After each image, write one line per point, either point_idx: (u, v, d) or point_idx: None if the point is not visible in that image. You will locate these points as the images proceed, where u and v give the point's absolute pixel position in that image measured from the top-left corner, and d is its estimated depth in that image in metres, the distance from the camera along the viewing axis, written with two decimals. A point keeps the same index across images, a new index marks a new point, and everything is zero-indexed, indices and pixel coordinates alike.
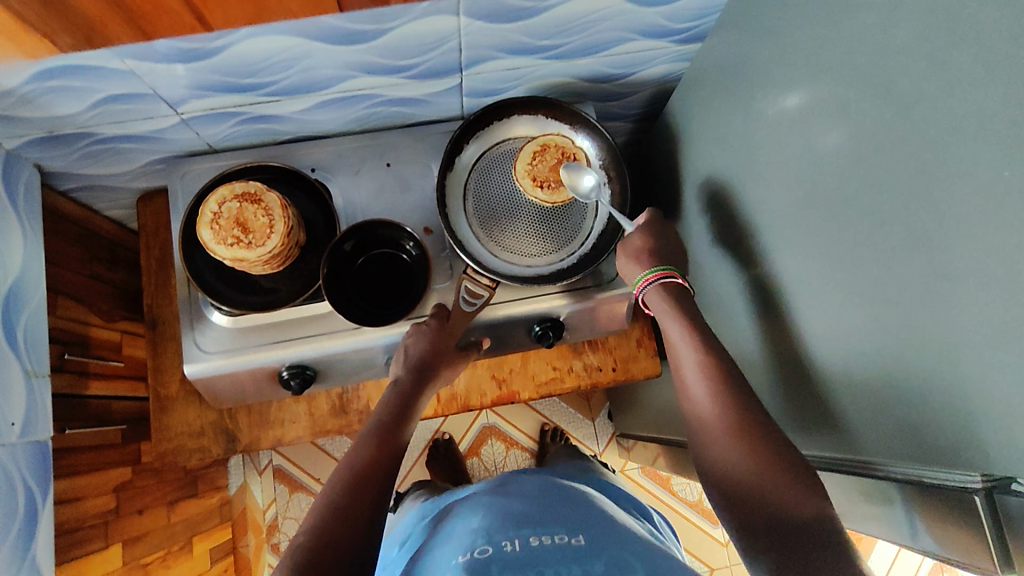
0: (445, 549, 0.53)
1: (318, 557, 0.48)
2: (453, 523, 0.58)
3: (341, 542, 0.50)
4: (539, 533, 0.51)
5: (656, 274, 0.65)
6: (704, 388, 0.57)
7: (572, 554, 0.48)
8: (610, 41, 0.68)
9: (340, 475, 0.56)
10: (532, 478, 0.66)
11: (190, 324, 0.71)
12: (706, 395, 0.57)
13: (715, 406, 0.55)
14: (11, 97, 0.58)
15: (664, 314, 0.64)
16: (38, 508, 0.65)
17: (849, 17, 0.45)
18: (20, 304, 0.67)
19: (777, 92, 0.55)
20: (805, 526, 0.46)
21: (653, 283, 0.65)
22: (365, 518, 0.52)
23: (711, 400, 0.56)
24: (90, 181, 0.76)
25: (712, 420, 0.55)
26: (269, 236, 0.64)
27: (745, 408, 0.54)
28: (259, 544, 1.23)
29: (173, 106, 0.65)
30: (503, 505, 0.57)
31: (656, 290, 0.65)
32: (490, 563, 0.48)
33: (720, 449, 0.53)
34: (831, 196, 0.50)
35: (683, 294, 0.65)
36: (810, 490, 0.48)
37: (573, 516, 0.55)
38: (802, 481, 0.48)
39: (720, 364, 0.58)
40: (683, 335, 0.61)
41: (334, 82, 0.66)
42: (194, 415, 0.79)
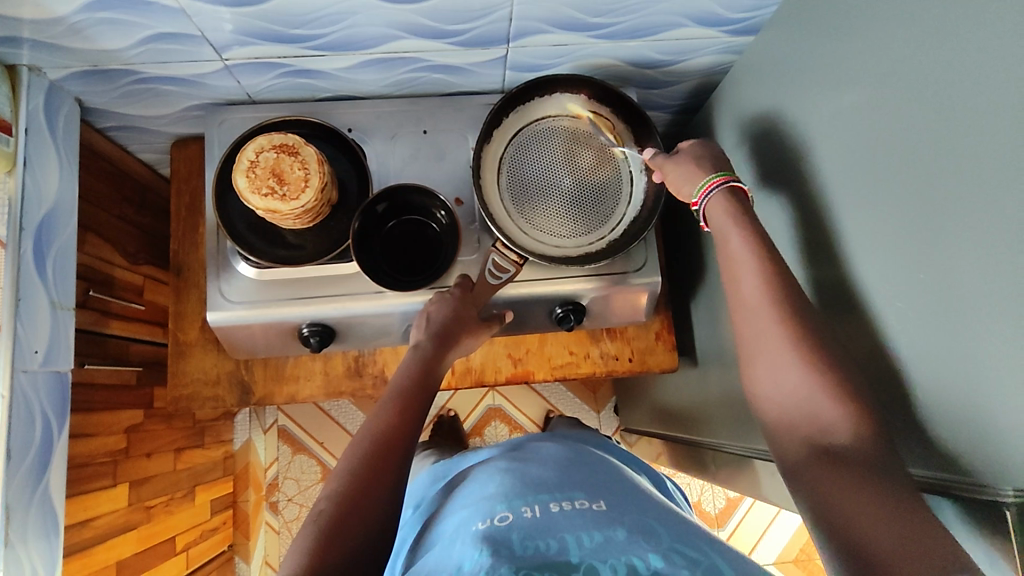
0: (464, 512, 0.53)
1: (339, 524, 0.48)
2: (471, 486, 0.58)
3: (365, 506, 0.50)
4: (557, 499, 0.52)
5: (720, 180, 0.60)
6: (762, 299, 0.53)
7: (593, 517, 0.48)
8: (663, 24, 0.67)
9: (360, 442, 0.56)
10: (547, 445, 0.66)
11: (217, 272, 0.71)
12: (770, 318, 0.52)
13: (773, 320, 0.52)
14: (60, 26, 0.58)
15: (726, 225, 0.58)
16: (55, 438, 0.66)
17: (920, 14, 0.44)
18: (51, 235, 0.67)
19: (832, 89, 0.54)
20: (855, 456, 0.45)
21: (719, 188, 0.60)
22: (385, 482, 0.52)
23: (777, 325, 0.52)
24: (129, 121, 0.76)
25: (778, 347, 0.51)
26: (303, 190, 0.64)
27: (816, 339, 0.50)
28: (258, 501, 1.25)
29: (218, 51, 0.65)
30: (521, 474, 0.57)
31: (721, 197, 0.59)
32: (510, 526, 0.48)
33: (785, 378, 0.50)
34: (883, 197, 0.49)
35: (746, 204, 0.59)
36: (876, 431, 0.46)
37: (593, 484, 0.55)
38: (870, 422, 0.46)
39: (785, 279, 0.54)
40: (747, 253, 0.56)
41: (380, 41, 0.66)
42: (210, 364, 0.79)
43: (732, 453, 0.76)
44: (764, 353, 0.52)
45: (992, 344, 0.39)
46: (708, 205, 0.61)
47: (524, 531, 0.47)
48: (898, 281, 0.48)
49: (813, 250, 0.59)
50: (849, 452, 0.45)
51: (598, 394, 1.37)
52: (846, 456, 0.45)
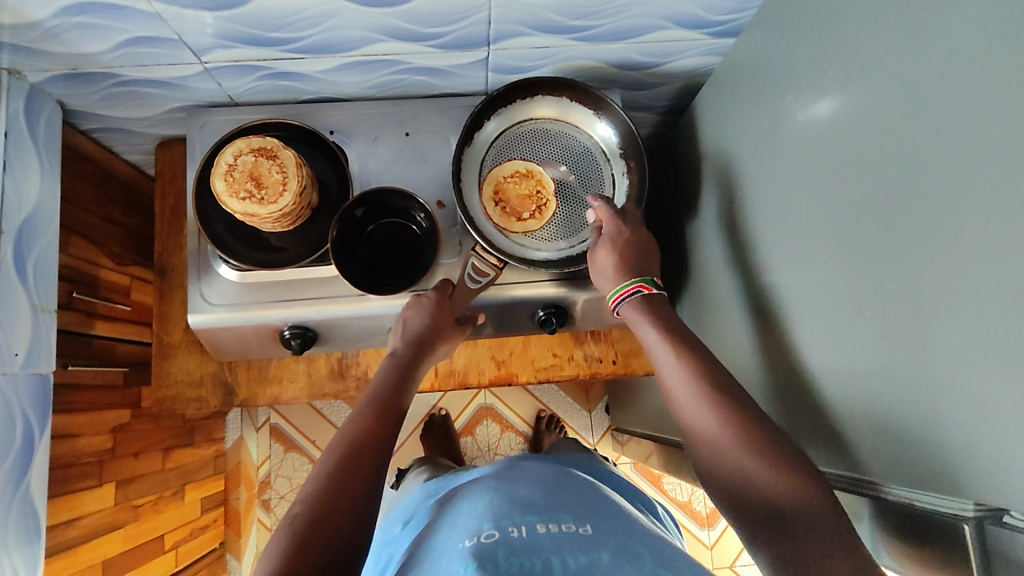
0: (451, 530, 0.54)
1: (313, 527, 0.48)
2: (459, 505, 0.58)
3: (338, 510, 0.50)
4: (544, 520, 0.52)
5: (636, 288, 0.64)
6: (682, 378, 0.56)
7: (578, 541, 0.49)
8: (644, 27, 0.66)
9: (336, 447, 0.56)
10: (537, 464, 0.66)
11: (198, 275, 0.71)
12: (700, 398, 0.54)
13: (695, 396, 0.55)
14: (37, 30, 0.58)
15: (645, 328, 0.62)
16: (36, 439, 0.66)
17: (892, 21, 0.44)
18: (31, 238, 0.68)
19: (809, 94, 0.53)
20: (796, 514, 0.45)
21: (628, 299, 0.65)
22: (359, 486, 0.52)
23: (708, 406, 0.53)
24: (112, 123, 0.77)
25: (712, 428, 0.52)
26: (282, 194, 0.64)
27: (750, 415, 0.52)
28: (250, 498, 1.26)
29: (198, 54, 0.64)
30: (509, 491, 0.57)
31: (634, 304, 0.64)
32: (497, 542, 0.49)
33: (718, 452, 0.52)
34: (856, 204, 0.48)
35: (655, 303, 0.64)
36: (825, 494, 0.46)
37: (579, 505, 0.55)
38: (813, 485, 0.47)
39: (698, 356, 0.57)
40: (669, 345, 0.59)
41: (359, 44, 0.65)
42: (194, 365, 0.79)
43: None
44: (702, 435, 0.53)
45: (957, 355, 0.39)
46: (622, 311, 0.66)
47: (510, 548, 0.48)
48: (871, 289, 0.47)
49: (791, 256, 0.59)
50: (804, 518, 0.45)
51: (589, 394, 1.38)
52: (791, 518, 0.45)
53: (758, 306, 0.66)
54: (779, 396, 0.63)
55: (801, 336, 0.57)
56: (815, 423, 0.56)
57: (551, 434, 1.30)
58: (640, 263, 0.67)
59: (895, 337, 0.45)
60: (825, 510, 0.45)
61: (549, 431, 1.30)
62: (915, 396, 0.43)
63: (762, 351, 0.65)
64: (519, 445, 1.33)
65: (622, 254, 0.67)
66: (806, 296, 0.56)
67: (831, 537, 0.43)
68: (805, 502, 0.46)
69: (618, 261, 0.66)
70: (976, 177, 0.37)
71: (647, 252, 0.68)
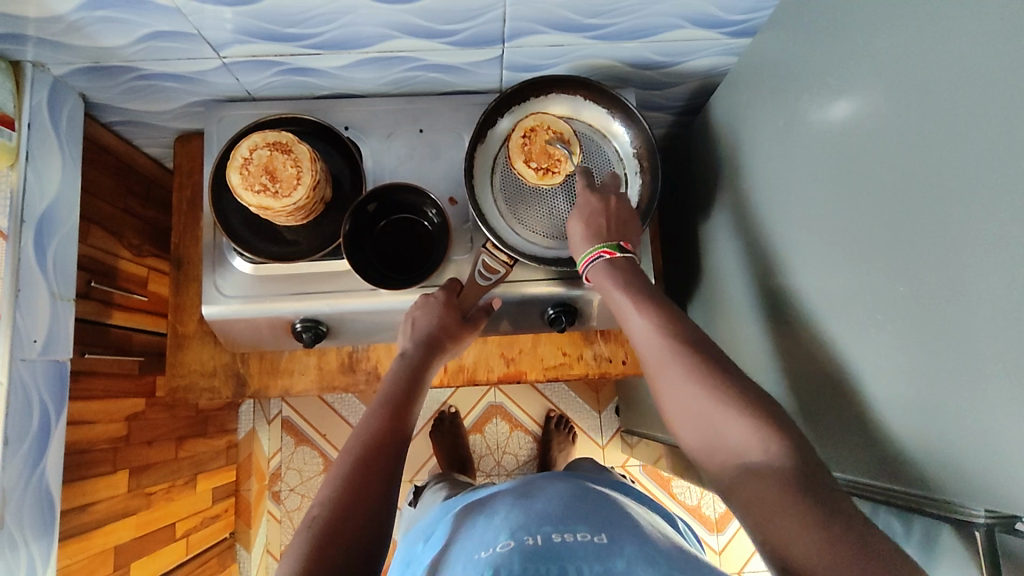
0: (470, 544, 0.54)
1: (334, 529, 0.48)
2: (477, 520, 0.58)
3: (355, 512, 0.50)
4: (560, 530, 0.52)
5: (597, 253, 0.65)
6: (653, 337, 0.56)
7: (593, 550, 0.49)
8: (659, 26, 0.66)
9: (350, 450, 0.56)
10: (557, 480, 0.65)
11: (213, 267, 0.72)
12: (662, 354, 0.55)
13: (666, 353, 0.54)
14: (61, 24, 0.59)
15: (610, 291, 0.62)
16: (52, 425, 0.67)
17: (911, 22, 0.43)
18: (52, 228, 0.69)
19: (826, 95, 0.53)
20: (764, 469, 0.45)
21: (598, 260, 0.65)
22: (377, 487, 0.53)
23: (668, 363, 0.54)
24: (132, 115, 0.78)
25: (671, 383, 0.53)
26: (296, 187, 0.65)
27: (705, 364, 0.52)
28: (261, 490, 1.27)
29: (216, 49, 0.65)
30: (525, 505, 0.57)
31: (599, 268, 0.64)
32: (512, 551, 0.49)
33: (687, 407, 0.52)
34: (872, 207, 0.48)
35: (629, 267, 0.64)
36: (781, 435, 0.46)
37: (594, 515, 0.55)
38: (765, 426, 0.47)
39: (672, 318, 0.57)
40: (633, 305, 0.59)
41: (375, 41, 0.66)
42: (207, 356, 0.81)
43: None
44: (665, 394, 0.54)
45: (973, 362, 0.38)
46: (590, 274, 0.66)
47: (525, 558, 0.48)
48: (885, 292, 0.47)
49: (805, 258, 0.58)
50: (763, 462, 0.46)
51: (599, 394, 1.37)
52: (760, 471, 0.45)
53: (770, 309, 0.65)
54: (790, 400, 0.62)
55: (813, 339, 0.57)
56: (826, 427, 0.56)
57: (560, 434, 1.29)
58: (610, 230, 0.66)
59: (908, 341, 0.44)
60: (781, 452, 0.46)
61: (559, 431, 1.30)
62: (928, 400, 0.43)
63: (774, 354, 0.64)
64: (528, 444, 1.33)
65: (590, 221, 0.66)
66: (819, 299, 0.56)
67: (790, 481, 0.44)
68: (760, 445, 0.47)
69: (587, 231, 0.66)
70: (994, 178, 0.36)
71: (622, 219, 0.67)
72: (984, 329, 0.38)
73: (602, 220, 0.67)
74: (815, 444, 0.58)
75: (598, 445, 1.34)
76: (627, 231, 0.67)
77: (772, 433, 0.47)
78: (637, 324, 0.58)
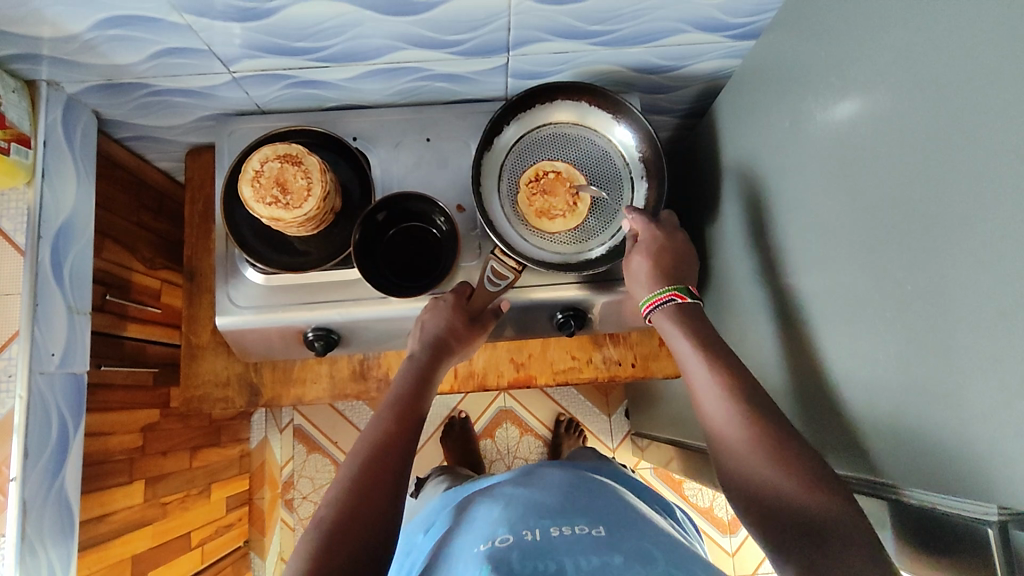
0: (469, 536, 0.55)
1: (341, 530, 0.49)
2: (476, 511, 0.59)
3: (363, 512, 0.51)
4: (558, 523, 0.52)
5: (669, 294, 0.65)
6: (714, 385, 0.56)
7: (591, 544, 0.49)
8: (663, 31, 0.66)
9: (359, 449, 0.57)
10: (555, 470, 0.66)
11: (226, 279, 0.73)
12: (726, 406, 0.55)
13: (726, 402, 0.55)
14: (75, 44, 0.61)
15: (674, 335, 0.62)
16: (70, 437, 0.68)
17: (914, 24, 0.43)
18: (68, 242, 0.71)
19: (830, 96, 0.53)
20: (828, 530, 0.45)
21: (663, 304, 0.65)
22: (385, 485, 0.54)
23: (733, 414, 0.54)
24: (144, 131, 0.79)
25: (736, 432, 0.53)
26: (306, 199, 0.66)
27: (770, 423, 0.52)
28: (274, 498, 1.28)
29: (226, 64, 0.66)
30: (525, 497, 0.58)
31: (666, 311, 0.64)
32: (511, 545, 0.49)
33: (746, 459, 0.52)
34: (877, 208, 0.48)
35: (693, 312, 0.64)
36: (844, 499, 0.47)
37: (591, 507, 0.56)
38: (830, 490, 0.47)
39: (733, 368, 0.57)
40: (697, 353, 0.59)
41: (382, 52, 0.67)
42: (221, 366, 0.81)
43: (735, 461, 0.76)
44: (727, 442, 0.53)
45: (983, 360, 0.38)
46: (653, 317, 0.66)
47: (524, 552, 0.49)
48: (891, 291, 0.47)
49: (811, 259, 0.58)
50: (829, 522, 0.45)
51: (609, 398, 1.37)
52: (824, 530, 0.45)
53: (779, 309, 0.65)
54: (799, 399, 0.62)
55: (821, 338, 0.57)
56: (836, 427, 0.56)
57: (570, 438, 1.30)
58: (678, 271, 0.67)
59: (916, 338, 0.44)
60: (848, 516, 0.45)
61: (569, 435, 1.30)
62: (937, 397, 0.43)
63: (783, 354, 0.65)
64: (538, 448, 1.33)
65: (657, 260, 0.67)
66: (826, 299, 0.56)
67: (855, 543, 0.44)
68: (825, 503, 0.47)
69: (653, 267, 0.67)
70: (999, 176, 0.37)
71: (686, 262, 0.68)
72: (991, 326, 0.38)
73: (671, 261, 0.67)
74: (825, 444, 0.59)
75: (608, 449, 1.34)
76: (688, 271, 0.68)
77: (840, 498, 0.47)
78: (699, 371, 0.58)
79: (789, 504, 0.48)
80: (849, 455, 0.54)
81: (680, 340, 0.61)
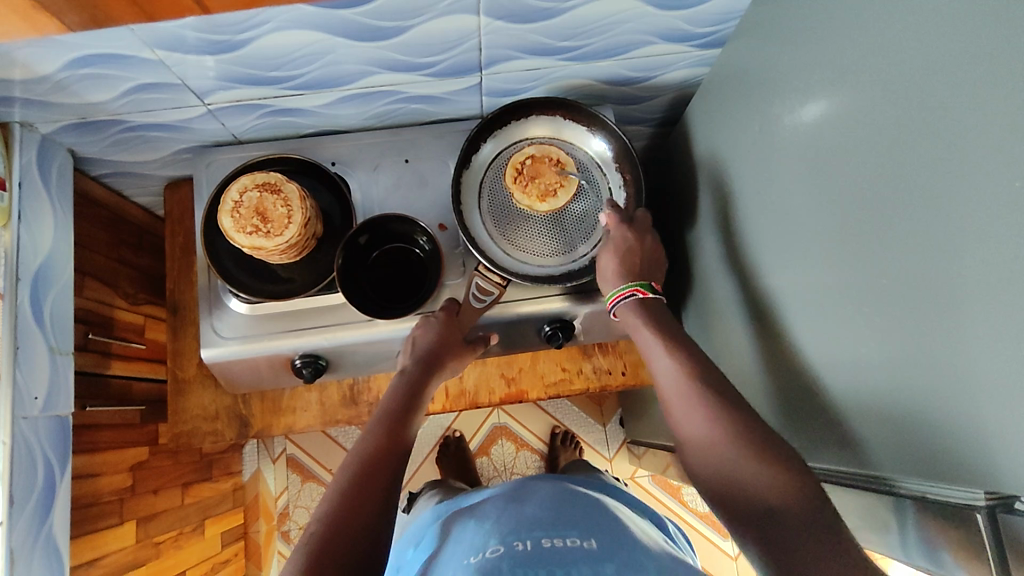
0: (460, 548, 0.56)
1: (333, 541, 0.49)
2: (466, 526, 0.60)
3: (354, 524, 0.51)
4: (550, 535, 0.53)
5: (626, 295, 0.67)
6: (673, 374, 0.59)
7: (583, 555, 0.50)
8: (633, 43, 0.68)
9: (350, 461, 0.57)
10: (543, 484, 0.67)
11: (209, 311, 0.73)
12: (682, 391, 0.57)
13: (683, 387, 0.57)
14: (47, 84, 0.60)
15: (639, 329, 0.65)
16: (56, 481, 0.67)
17: (873, 26, 0.45)
18: (47, 284, 0.70)
19: (797, 99, 0.55)
20: (778, 508, 0.47)
21: (626, 299, 0.67)
22: (377, 496, 0.54)
23: (690, 398, 0.56)
24: (120, 167, 0.79)
25: (690, 415, 0.56)
26: (287, 226, 0.66)
27: (725, 406, 0.54)
28: (270, 530, 1.26)
29: (200, 97, 0.67)
30: (516, 510, 0.59)
31: (630, 305, 0.67)
32: (502, 557, 0.50)
33: (704, 439, 0.54)
34: (849, 204, 0.49)
35: (656, 307, 0.67)
36: (795, 479, 0.48)
37: (584, 520, 0.56)
38: (793, 473, 0.48)
39: (690, 360, 0.59)
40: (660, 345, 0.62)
41: (356, 77, 0.67)
42: (209, 400, 0.81)
43: None
44: (689, 429, 0.55)
45: (963, 350, 0.39)
46: (618, 311, 0.68)
47: (515, 562, 0.49)
48: (867, 286, 0.48)
49: (786, 256, 0.59)
50: (774, 499, 0.47)
51: (603, 407, 1.38)
52: (772, 508, 0.47)
53: (760, 309, 0.66)
54: (784, 397, 0.62)
55: (802, 335, 0.58)
56: (823, 424, 0.56)
57: (566, 450, 1.30)
58: (642, 269, 0.69)
59: (893, 329, 0.45)
60: (799, 495, 0.47)
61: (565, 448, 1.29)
62: (918, 385, 0.43)
63: (768, 354, 0.65)
64: (535, 462, 1.33)
65: (624, 258, 0.69)
66: (804, 296, 0.57)
67: (801, 519, 0.45)
68: (781, 485, 0.48)
69: (620, 265, 0.68)
70: (965, 168, 0.38)
71: (650, 259, 0.70)
72: (970, 312, 0.38)
73: (632, 258, 0.69)
74: (810, 439, 0.59)
75: (605, 459, 1.34)
76: (651, 268, 0.70)
77: (795, 479, 0.48)
78: (664, 364, 0.61)
79: (750, 490, 0.49)
80: (837, 450, 0.55)
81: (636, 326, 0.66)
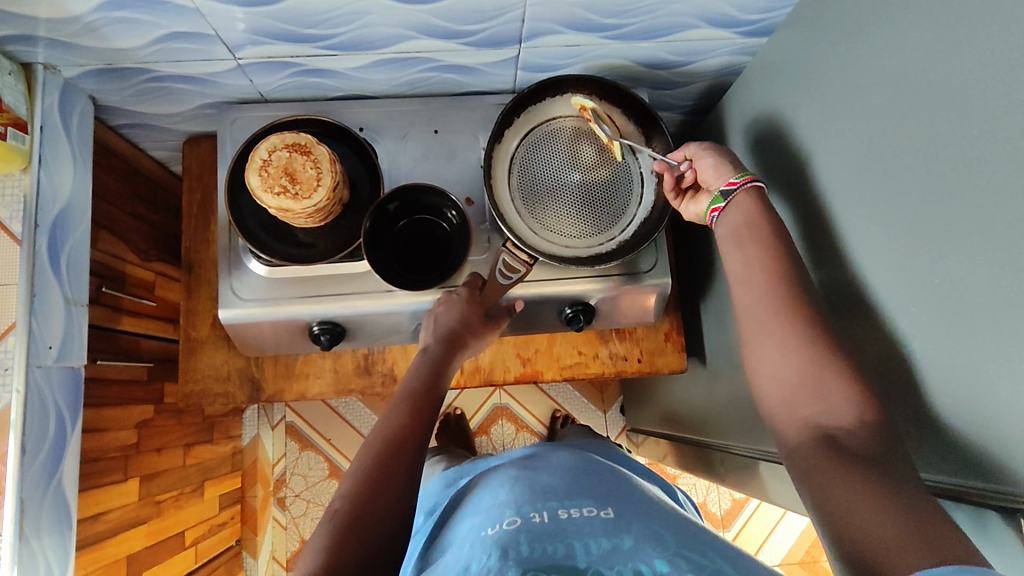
0: (476, 518, 0.55)
1: (354, 520, 0.49)
2: (480, 496, 0.59)
3: (377, 505, 0.50)
4: (565, 506, 0.53)
5: (747, 178, 0.61)
6: (754, 282, 0.57)
7: (601, 526, 0.49)
8: (675, 26, 0.66)
9: (374, 440, 0.56)
10: (556, 452, 0.66)
11: (228, 270, 0.71)
12: (766, 299, 0.55)
13: (766, 292, 0.55)
14: (76, 25, 0.58)
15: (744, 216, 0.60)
16: (67, 432, 0.66)
17: (935, 23, 0.44)
18: (65, 232, 0.68)
19: (846, 93, 0.54)
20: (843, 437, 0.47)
21: (745, 186, 0.61)
22: (401, 476, 0.53)
23: (769, 312, 0.55)
24: (140, 118, 0.77)
25: (767, 327, 0.54)
26: (316, 190, 0.64)
27: (809, 326, 0.53)
28: (266, 496, 1.26)
29: (231, 50, 0.65)
30: (529, 479, 0.58)
31: (751, 191, 0.61)
32: (520, 529, 0.50)
33: (776, 354, 0.53)
34: (898, 202, 0.48)
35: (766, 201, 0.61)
36: (870, 415, 0.47)
37: (601, 490, 0.56)
38: (876, 410, 0.48)
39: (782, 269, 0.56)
40: (755, 241, 0.58)
41: (391, 42, 0.66)
42: (221, 361, 0.80)
43: (739, 456, 0.76)
44: (762, 340, 0.54)
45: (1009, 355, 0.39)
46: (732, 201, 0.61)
47: (532, 535, 0.49)
48: (908, 286, 0.48)
49: (822, 251, 0.59)
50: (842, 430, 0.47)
51: (605, 394, 1.38)
52: (841, 437, 0.47)
53: None
54: None
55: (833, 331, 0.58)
56: None
57: None
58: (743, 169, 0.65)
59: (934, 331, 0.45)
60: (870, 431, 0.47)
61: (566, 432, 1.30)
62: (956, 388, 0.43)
63: None
64: None
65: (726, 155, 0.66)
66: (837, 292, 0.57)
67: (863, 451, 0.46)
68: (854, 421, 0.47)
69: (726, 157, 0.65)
70: None
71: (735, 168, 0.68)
72: None
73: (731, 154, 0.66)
74: None
75: None
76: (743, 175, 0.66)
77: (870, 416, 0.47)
78: (745, 274, 0.58)
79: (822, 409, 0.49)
80: None
81: (738, 213, 0.60)
